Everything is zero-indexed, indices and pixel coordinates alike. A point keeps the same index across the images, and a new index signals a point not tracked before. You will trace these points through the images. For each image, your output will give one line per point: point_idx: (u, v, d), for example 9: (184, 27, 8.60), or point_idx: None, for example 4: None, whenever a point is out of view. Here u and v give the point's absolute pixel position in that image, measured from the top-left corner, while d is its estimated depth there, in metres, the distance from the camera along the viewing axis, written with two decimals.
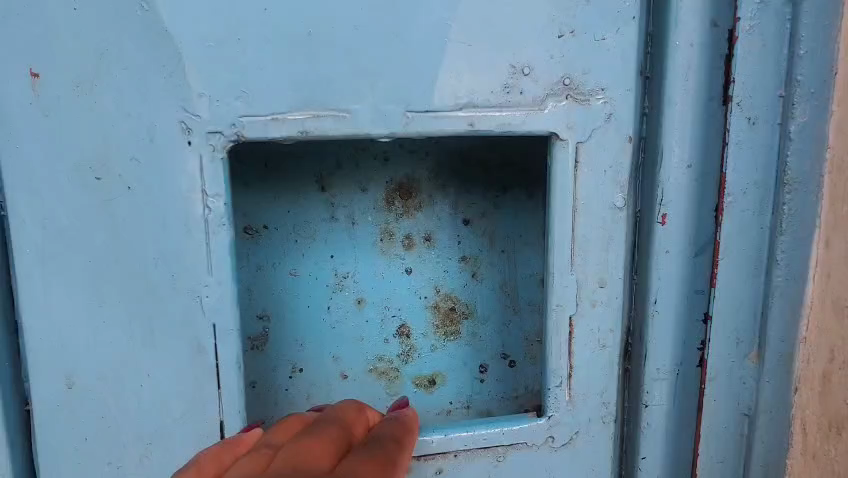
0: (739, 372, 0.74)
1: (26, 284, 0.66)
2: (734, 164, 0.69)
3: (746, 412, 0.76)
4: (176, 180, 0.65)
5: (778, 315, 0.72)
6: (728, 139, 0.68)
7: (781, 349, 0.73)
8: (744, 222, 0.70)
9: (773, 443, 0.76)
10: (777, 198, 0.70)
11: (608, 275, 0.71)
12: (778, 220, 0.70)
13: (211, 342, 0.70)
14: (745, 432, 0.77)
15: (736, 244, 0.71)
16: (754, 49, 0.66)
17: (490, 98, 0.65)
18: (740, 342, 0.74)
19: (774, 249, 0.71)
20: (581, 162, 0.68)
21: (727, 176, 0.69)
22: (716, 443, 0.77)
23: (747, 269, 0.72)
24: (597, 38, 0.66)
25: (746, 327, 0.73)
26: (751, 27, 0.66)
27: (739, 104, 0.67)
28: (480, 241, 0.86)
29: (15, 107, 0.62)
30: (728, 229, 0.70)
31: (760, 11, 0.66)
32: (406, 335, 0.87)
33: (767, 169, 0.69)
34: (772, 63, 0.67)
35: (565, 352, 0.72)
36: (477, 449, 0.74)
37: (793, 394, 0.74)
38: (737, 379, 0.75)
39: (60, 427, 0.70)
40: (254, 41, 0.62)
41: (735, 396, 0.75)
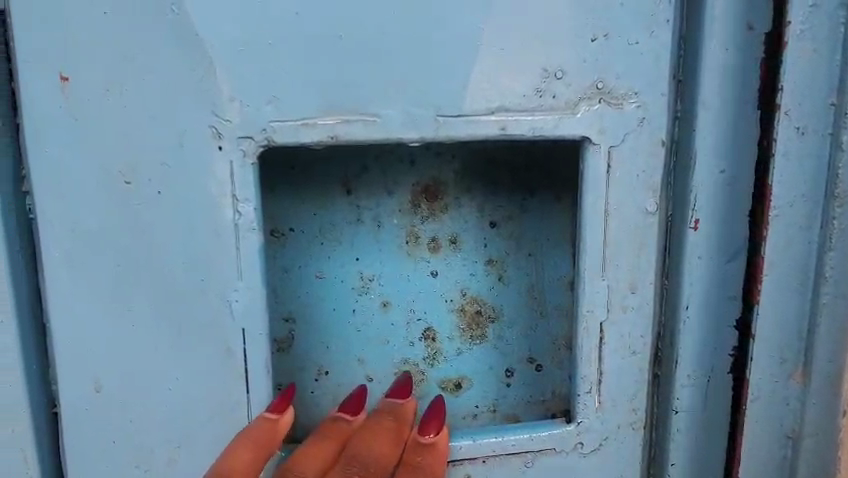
0: (784, 393, 0.74)
1: (54, 287, 0.66)
2: (779, 176, 0.67)
3: (790, 434, 0.75)
4: (205, 184, 0.65)
5: (825, 334, 0.71)
6: (775, 149, 0.67)
7: (828, 370, 0.72)
8: (790, 235, 0.69)
9: (818, 466, 0.75)
10: (825, 212, 0.68)
11: (639, 281, 0.71)
12: (827, 235, 0.68)
13: (241, 346, 0.70)
14: (789, 455, 0.76)
15: (781, 257, 0.70)
16: (804, 55, 0.65)
17: (522, 102, 0.64)
18: (784, 361, 0.73)
19: (822, 265, 0.69)
20: (613, 167, 0.67)
21: (772, 189, 0.68)
22: (751, 455, 0.75)
23: (792, 283, 0.71)
24: (630, 42, 0.65)
25: (791, 346, 0.72)
26: (802, 31, 0.64)
27: (787, 114, 0.66)
28: (507, 244, 0.86)
29: (45, 110, 0.62)
30: (774, 242, 0.69)
31: (811, 15, 0.64)
32: (431, 339, 0.86)
33: (816, 180, 0.68)
34: (824, 68, 0.65)
35: (594, 358, 0.72)
36: (505, 454, 0.74)
37: (840, 417, 0.74)
38: (781, 401, 0.74)
39: (86, 429, 0.70)
40: (286, 45, 0.62)
41: (778, 419, 0.75)
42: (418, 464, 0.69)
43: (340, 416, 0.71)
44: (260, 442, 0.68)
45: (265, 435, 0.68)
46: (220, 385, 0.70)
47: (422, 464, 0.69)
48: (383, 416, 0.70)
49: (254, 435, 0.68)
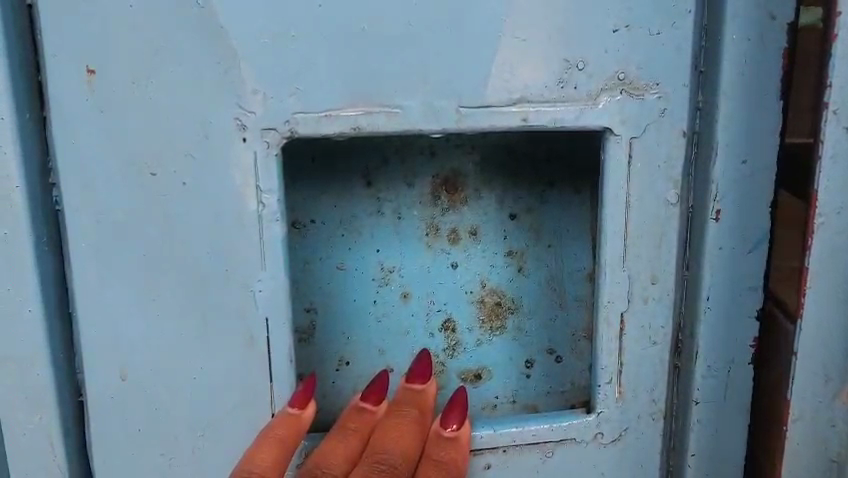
0: (828, 413, 0.72)
1: (81, 277, 0.67)
2: (827, 180, 0.66)
3: (834, 458, 0.74)
4: (229, 176, 0.66)
5: None
6: (822, 153, 0.65)
7: None
8: (836, 246, 0.67)
9: None
10: None
11: (660, 272, 0.71)
12: None
13: (265, 336, 0.70)
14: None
15: (826, 267, 0.68)
16: None
17: (544, 93, 0.65)
18: (829, 380, 0.71)
19: None
20: (634, 158, 0.67)
21: (818, 194, 0.66)
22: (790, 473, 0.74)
23: (838, 296, 0.69)
24: (652, 33, 0.65)
25: (837, 362, 0.70)
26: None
27: (835, 113, 0.64)
28: (527, 236, 0.86)
29: (72, 103, 0.63)
30: (818, 252, 0.67)
31: None
32: (451, 330, 0.87)
33: None
34: None
35: (614, 350, 0.72)
36: (525, 444, 0.74)
37: None
38: (826, 421, 0.72)
39: (111, 418, 0.71)
40: (309, 37, 0.62)
41: (823, 441, 0.73)
42: (443, 460, 0.69)
43: (362, 406, 0.72)
44: (284, 440, 0.68)
45: (290, 431, 0.69)
46: (244, 374, 0.71)
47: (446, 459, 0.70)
48: (406, 406, 0.71)
49: (277, 434, 0.69)
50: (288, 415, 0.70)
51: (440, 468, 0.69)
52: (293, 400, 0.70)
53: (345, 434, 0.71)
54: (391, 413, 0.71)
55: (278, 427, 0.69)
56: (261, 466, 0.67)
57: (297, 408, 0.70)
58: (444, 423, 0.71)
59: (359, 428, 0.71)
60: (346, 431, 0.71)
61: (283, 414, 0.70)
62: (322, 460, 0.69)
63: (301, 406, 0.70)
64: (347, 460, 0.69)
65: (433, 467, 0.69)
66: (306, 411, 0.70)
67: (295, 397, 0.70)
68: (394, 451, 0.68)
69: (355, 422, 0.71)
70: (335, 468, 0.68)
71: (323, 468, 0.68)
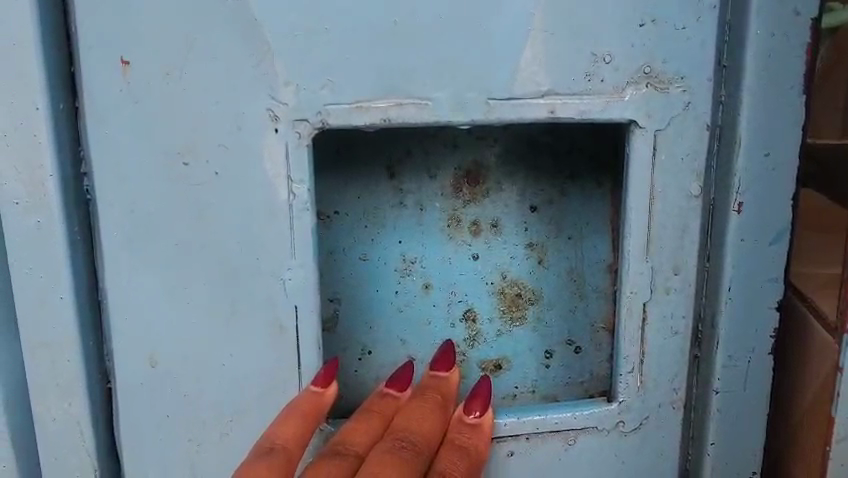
0: None
1: (113, 265, 0.69)
2: None
3: None
4: (261, 166, 0.67)
5: None
6: None
7: None
8: None
9: None
10: None
11: (683, 264, 0.72)
12: None
13: (293, 323, 0.71)
14: None
15: None
16: None
17: (571, 86, 0.66)
18: None
19: None
20: (658, 150, 0.68)
21: None
22: None
23: None
24: (678, 28, 0.66)
25: None
26: None
27: None
28: (547, 228, 0.88)
29: (106, 93, 0.65)
30: None
31: None
32: (472, 320, 0.88)
33: None
34: None
35: (637, 339, 0.73)
36: (548, 432, 0.75)
37: None
38: None
39: (141, 403, 0.73)
40: (341, 32, 0.63)
41: None
42: (464, 444, 0.70)
43: (388, 391, 0.74)
44: (306, 416, 0.69)
45: (312, 408, 0.70)
46: (272, 361, 0.72)
47: (468, 444, 0.71)
48: (429, 391, 0.72)
49: (300, 407, 0.70)
50: (311, 393, 0.71)
51: (461, 452, 0.69)
52: (314, 380, 0.71)
53: (369, 415, 0.72)
54: (414, 398, 0.72)
55: (301, 403, 0.70)
56: (282, 439, 0.68)
57: (320, 388, 0.71)
58: (467, 410, 0.72)
59: (383, 410, 0.72)
60: (371, 412, 0.72)
61: (306, 392, 0.71)
62: (345, 437, 0.70)
63: (324, 386, 0.71)
64: (370, 440, 0.70)
65: (454, 450, 0.69)
66: (329, 391, 0.71)
67: (318, 377, 0.72)
68: (415, 430, 0.69)
69: (380, 405, 0.73)
70: (358, 447, 0.69)
71: (344, 445, 0.69)
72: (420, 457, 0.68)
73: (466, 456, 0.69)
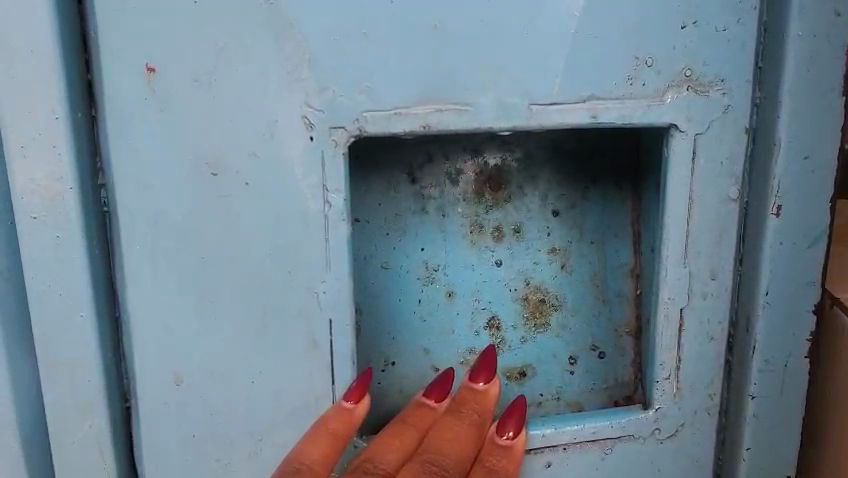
0: None
1: (136, 280, 0.66)
2: None
3: None
4: (295, 176, 0.65)
5: None
6: None
7: None
8: None
9: None
10: None
11: (719, 268, 0.71)
12: None
13: (326, 337, 0.69)
14: None
15: None
16: None
17: (613, 90, 0.64)
18: None
19: None
20: (697, 154, 0.67)
21: None
22: None
23: None
24: (718, 30, 0.65)
25: None
26: None
27: None
28: (570, 232, 0.86)
29: (130, 101, 0.62)
30: None
31: None
32: (495, 328, 0.86)
33: None
34: None
35: (673, 345, 0.73)
36: (585, 442, 0.74)
37: None
38: None
39: (166, 424, 0.70)
40: (379, 35, 0.61)
41: None
42: (495, 468, 0.69)
43: (424, 402, 0.72)
44: (336, 435, 0.67)
45: (342, 425, 0.67)
46: (305, 377, 0.70)
47: (497, 467, 0.69)
48: (466, 406, 0.70)
49: (328, 426, 0.67)
50: (342, 409, 0.68)
51: None
52: (348, 393, 0.68)
53: (404, 428, 0.70)
54: (450, 413, 0.70)
55: (330, 420, 0.68)
56: (309, 459, 0.66)
57: (352, 402, 0.68)
58: (500, 431, 0.70)
59: (419, 422, 0.71)
60: (405, 425, 0.71)
61: (337, 406, 0.68)
62: (374, 454, 0.68)
63: (355, 401, 0.68)
64: (400, 458, 0.69)
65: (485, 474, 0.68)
66: (360, 406, 0.68)
67: (351, 391, 0.69)
68: (447, 454, 0.67)
69: (416, 416, 0.71)
70: (387, 465, 0.68)
71: (373, 463, 0.68)
72: None
73: None
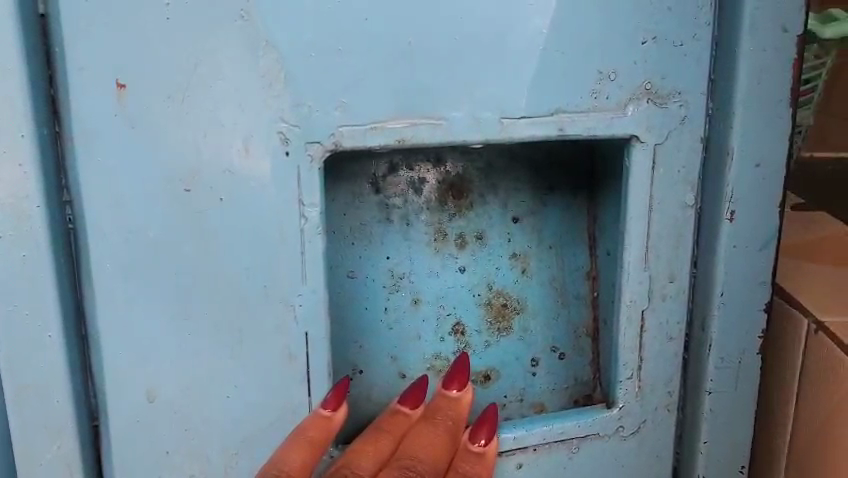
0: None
1: (107, 298, 0.65)
2: None
3: None
4: (271, 191, 0.65)
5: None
6: None
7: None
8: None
9: None
10: None
11: (677, 271, 0.75)
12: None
13: (303, 349, 0.70)
14: None
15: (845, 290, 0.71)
16: None
17: (579, 103, 0.67)
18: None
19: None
20: (657, 163, 0.70)
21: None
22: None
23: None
24: (676, 45, 0.68)
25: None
26: None
27: None
28: (530, 238, 0.89)
29: (99, 118, 0.61)
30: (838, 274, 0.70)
31: None
32: (460, 333, 0.87)
33: None
34: None
35: (635, 346, 0.76)
36: (554, 442, 0.76)
37: None
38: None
39: (139, 441, 0.70)
40: (354, 52, 0.62)
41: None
42: (468, 474, 0.70)
43: (400, 409, 0.73)
44: (315, 441, 0.67)
45: (320, 433, 0.68)
46: (282, 389, 0.71)
47: (471, 473, 0.71)
48: (441, 413, 0.71)
49: (307, 433, 0.68)
50: (320, 416, 0.68)
51: None
52: (325, 402, 0.68)
53: (379, 435, 0.71)
54: (424, 420, 0.71)
55: (308, 428, 0.68)
56: (289, 465, 0.66)
57: (330, 410, 0.68)
58: (472, 438, 0.72)
59: (394, 429, 0.72)
60: (381, 432, 0.72)
61: (315, 415, 0.68)
62: (353, 460, 0.70)
63: (333, 409, 0.68)
64: (377, 463, 0.70)
65: None
66: (338, 414, 0.69)
67: (328, 399, 0.69)
68: (422, 459, 0.69)
69: (391, 423, 0.72)
70: (364, 470, 0.69)
71: (351, 468, 0.69)
72: None
73: None
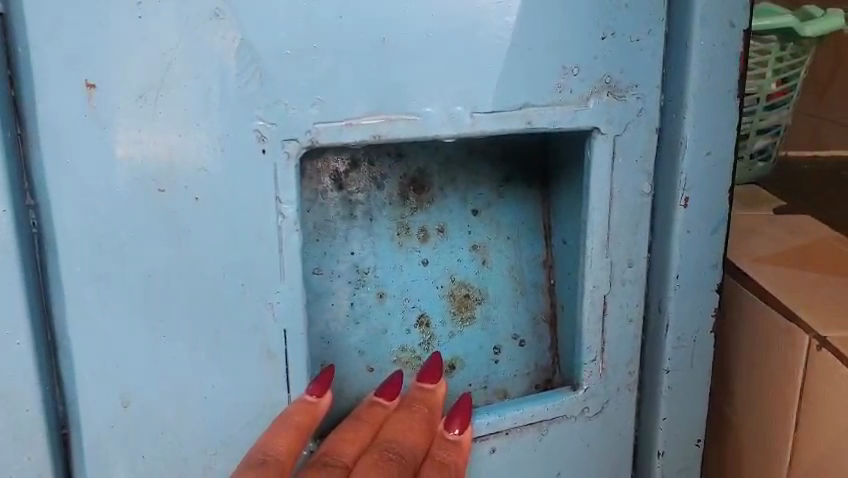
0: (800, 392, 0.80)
1: (78, 303, 0.64)
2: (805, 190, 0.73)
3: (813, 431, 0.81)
4: (248, 189, 0.66)
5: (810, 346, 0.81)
6: None
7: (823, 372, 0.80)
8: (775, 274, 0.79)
9: None
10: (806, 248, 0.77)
11: (636, 257, 0.78)
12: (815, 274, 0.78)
13: (282, 346, 0.71)
14: None
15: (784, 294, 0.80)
16: None
17: (545, 98, 0.69)
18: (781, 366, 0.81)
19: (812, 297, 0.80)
20: (617, 153, 0.74)
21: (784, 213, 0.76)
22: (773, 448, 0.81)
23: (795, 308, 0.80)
24: (633, 40, 0.71)
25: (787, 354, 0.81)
26: None
27: None
28: (489, 230, 0.91)
29: (69, 120, 0.60)
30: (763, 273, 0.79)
31: None
32: (425, 325, 0.89)
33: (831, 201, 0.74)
34: None
35: (599, 330, 0.79)
36: (524, 425, 0.79)
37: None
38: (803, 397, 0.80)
39: (114, 448, 0.69)
40: (329, 50, 0.63)
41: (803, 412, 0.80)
42: (446, 461, 0.72)
43: (377, 401, 0.74)
44: (301, 426, 0.69)
45: (306, 417, 0.69)
46: (260, 387, 0.71)
47: (449, 460, 0.72)
48: (417, 403, 0.73)
49: (293, 418, 0.69)
50: (306, 402, 0.70)
51: (444, 470, 0.71)
52: (311, 388, 0.71)
53: (358, 424, 0.72)
54: (402, 409, 0.73)
55: (294, 414, 0.69)
56: (274, 451, 0.67)
57: (315, 396, 0.70)
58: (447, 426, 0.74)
59: (372, 419, 0.73)
60: (360, 422, 0.73)
61: (300, 401, 0.70)
62: (334, 449, 0.70)
63: (318, 395, 0.70)
64: (358, 450, 0.71)
65: (437, 468, 0.71)
66: (324, 399, 0.71)
67: (314, 385, 0.71)
68: (402, 445, 0.70)
69: (369, 414, 0.73)
70: (345, 458, 0.70)
71: (332, 457, 0.69)
72: (406, 470, 0.69)
73: (449, 472, 0.71)
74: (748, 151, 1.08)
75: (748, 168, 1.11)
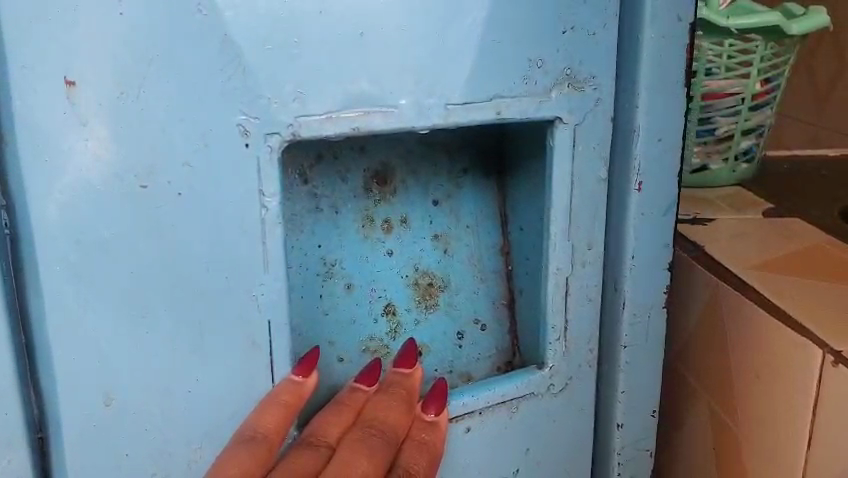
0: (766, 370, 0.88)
1: (57, 303, 0.63)
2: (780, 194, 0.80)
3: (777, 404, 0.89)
4: (231, 183, 0.67)
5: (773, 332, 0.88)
6: None
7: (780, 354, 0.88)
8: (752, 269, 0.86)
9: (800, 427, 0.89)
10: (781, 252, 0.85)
11: (595, 239, 0.83)
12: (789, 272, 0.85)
13: (268, 336, 0.72)
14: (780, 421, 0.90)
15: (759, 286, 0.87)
16: None
17: (513, 89, 0.73)
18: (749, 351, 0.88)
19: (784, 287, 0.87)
20: (577, 141, 0.78)
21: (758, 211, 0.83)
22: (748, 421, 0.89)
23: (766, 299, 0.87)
24: (590, 34, 0.75)
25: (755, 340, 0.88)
26: None
27: None
28: (448, 219, 0.94)
29: (48, 116, 0.59)
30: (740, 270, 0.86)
31: None
32: (392, 313, 0.91)
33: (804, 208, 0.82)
34: None
35: (562, 309, 0.83)
36: (496, 404, 0.82)
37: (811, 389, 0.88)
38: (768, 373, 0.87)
39: (95, 447, 0.68)
40: (309, 45, 0.65)
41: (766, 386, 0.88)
42: (425, 440, 0.75)
43: (357, 386, 0.76)
44: (289, 405, 0.73)
45: (293, 397, 0.73)
46: (244, 377, 0.72)
47: (427, 440, 0.75)
48: (395, 387, 0.76)
49: (281, 396, 0.73)
50: (293, 382, 0.74)
51: (423, 449, 0.74)
52: (297, 369, 0.74)
53: (339, 408, 0.74)
54: (382, 392, 0.75)
55: (282, 393, 0.73)
56: (263, 428, 0.71)
57: (302, 377, 0.74)
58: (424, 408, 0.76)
59: (353, 403, 0.75)
60: (341, 405, 0.75)
61: (287, 381, 0.74)
62: (318, 429, 0.72)
63: (305, 375, 0.74)
64: (342, 430, 0.73)
65: (416, 447, 0.74)
66: (309, 380, 0.74)
67: (301, 366, 0.74)
68: (384, 424, 0.73)
69: (350, 398, 0.75)
70: (330, 437, 0.72)
71: (316, 436, 0.72)
72: (390, 449, 0.71)
73: (427, 451, 0.74)
74: (734, 150, 1.15)
75: (733, 168, 1.18)
